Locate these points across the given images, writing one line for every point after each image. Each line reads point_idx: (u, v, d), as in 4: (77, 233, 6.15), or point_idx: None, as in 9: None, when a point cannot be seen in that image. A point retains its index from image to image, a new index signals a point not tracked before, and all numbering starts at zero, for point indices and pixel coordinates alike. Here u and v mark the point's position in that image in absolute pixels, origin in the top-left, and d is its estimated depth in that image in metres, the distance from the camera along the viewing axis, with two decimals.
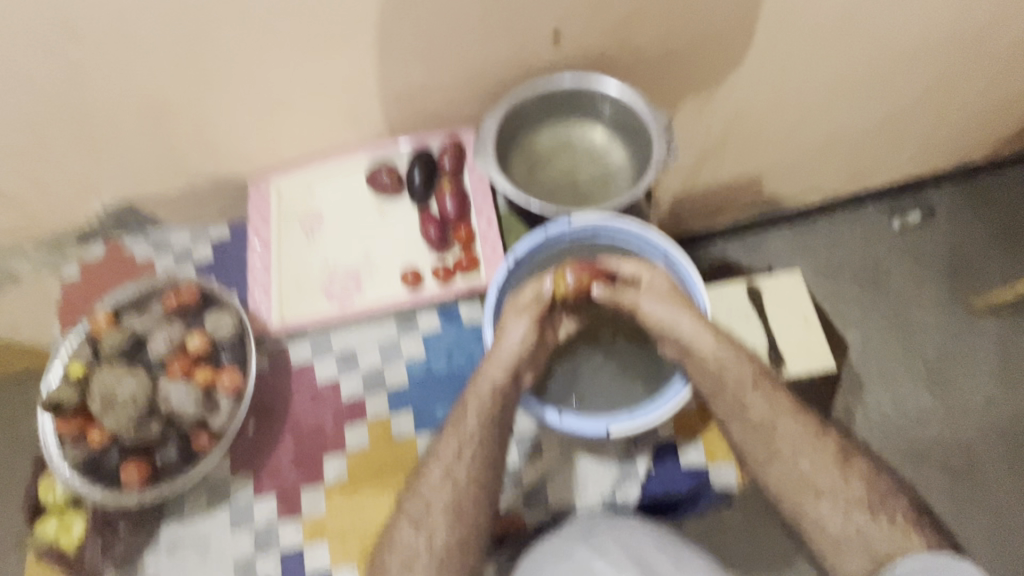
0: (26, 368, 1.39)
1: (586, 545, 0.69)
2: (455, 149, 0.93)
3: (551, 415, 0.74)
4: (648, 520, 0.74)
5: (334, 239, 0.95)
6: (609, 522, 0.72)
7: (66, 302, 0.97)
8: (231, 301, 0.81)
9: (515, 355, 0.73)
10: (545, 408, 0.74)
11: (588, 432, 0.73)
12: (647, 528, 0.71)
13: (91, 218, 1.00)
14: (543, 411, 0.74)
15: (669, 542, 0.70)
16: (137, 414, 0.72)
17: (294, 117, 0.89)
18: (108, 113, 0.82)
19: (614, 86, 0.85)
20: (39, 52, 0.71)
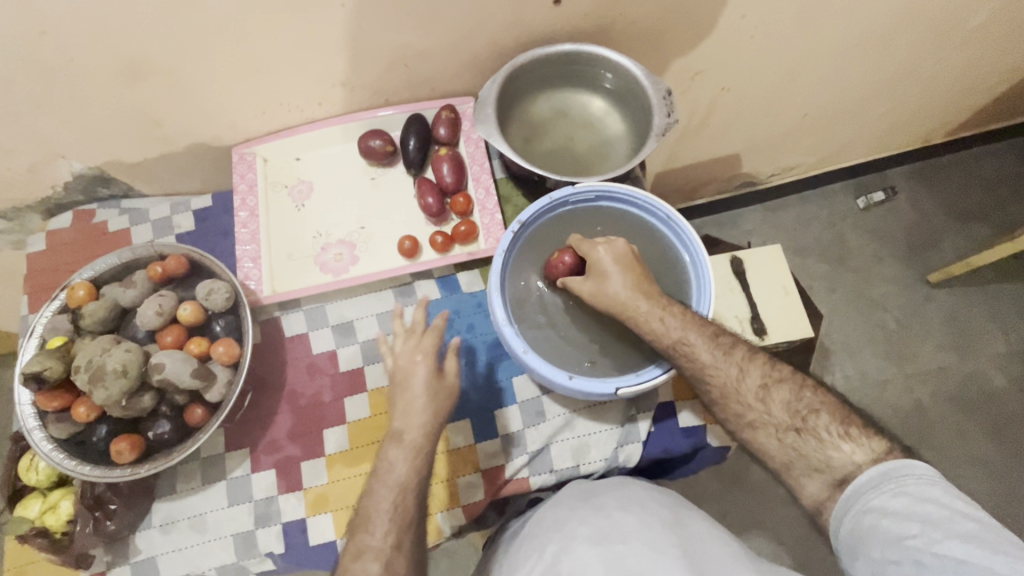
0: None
1: (584, 504, 0.71)
2: (450, 116, 0.91)
3: (560, 377, 0.70)
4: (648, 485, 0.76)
5: (326, 209, 0.93)
6: (610, 489, 0.74)
7: (39, 275, 0.94)
8: (222, 270, 0.77)
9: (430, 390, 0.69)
10: (553, 371, 0.70)
11: (597, 394, 0.70)
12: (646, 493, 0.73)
13: (59, 187, 0.94)
14: (552, 373, 0.70)
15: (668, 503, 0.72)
16: (129, 388, 0.68)
17: (282, 80, 0.85)
18: (80, 76, 0.75)
19: (614, 55, 0.83)
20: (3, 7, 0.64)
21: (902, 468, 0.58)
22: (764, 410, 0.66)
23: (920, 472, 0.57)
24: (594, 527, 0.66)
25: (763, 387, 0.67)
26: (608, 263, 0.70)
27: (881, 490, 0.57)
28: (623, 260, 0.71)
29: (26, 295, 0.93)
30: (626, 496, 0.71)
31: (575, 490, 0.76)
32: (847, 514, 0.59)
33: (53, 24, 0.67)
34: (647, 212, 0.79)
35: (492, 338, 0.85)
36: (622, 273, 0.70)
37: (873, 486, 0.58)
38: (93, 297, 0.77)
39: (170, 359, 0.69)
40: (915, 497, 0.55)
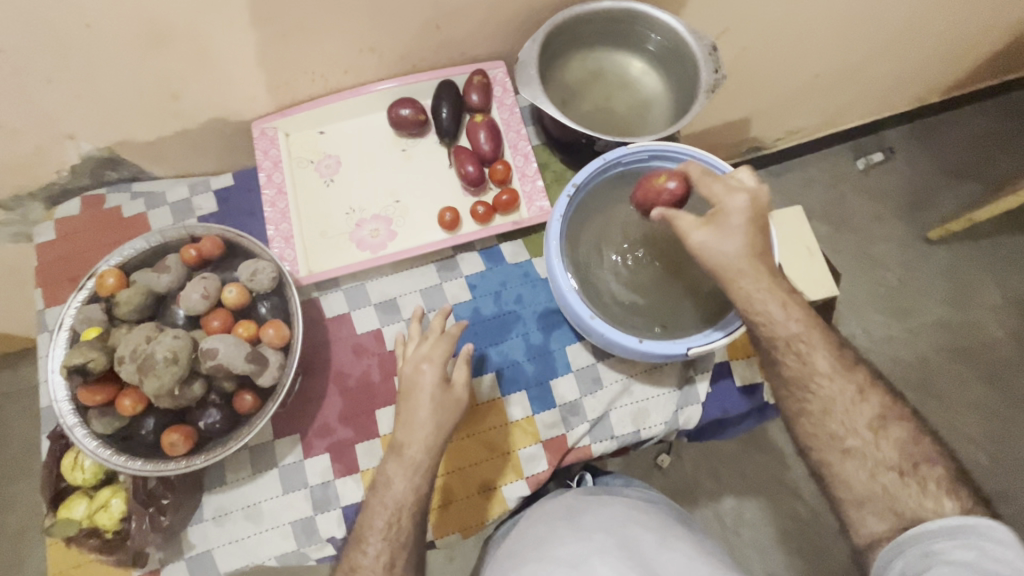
0: None
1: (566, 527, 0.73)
2: (483, 81, 0.88)
3: (630, 341, 0.69)
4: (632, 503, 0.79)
5: (357, 184, 0.89)
6: (593, 507, 0.77)
7: (49, 266, 0.88)
8: (261, 249, 0.73)
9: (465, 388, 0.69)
10: (621, 336, 0.70)
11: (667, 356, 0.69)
12: (627, 515, 0.75)
13: (65, 171, 0.88)
14: (620, 338, 0.69)
15: (652, 523, 0.74)
16: (181, 376, 0.64)
17: (308, 47, 0.80)
18: (96, 46, 0.69)
19: (656, 10, 0.81)
20: None
21: (975, 528, 0.53)
22: (873, 441, 0.62)
23: (1000, 536, 0.52)
24: (575, 548, 0.68)
25: (862, 397, 0.64)
26: (740, 217, 0.63)
27: (950, 541, 0.53)
28: (753, 219, 0.63)
29: (39, 288, 0.87)
30: (608, 518, 0.74)
31: (557, 511, 0.77)
32: (900, 554, 0.56)
33: None
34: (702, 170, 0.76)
35: (542, 308, 0.83)
36: (742, 234, 0.63)
37: (943, 535, 0.54)
38: (125, 284, 0.73)
39: (223, 343, 0.66)
40: (987, 556, 0.51)
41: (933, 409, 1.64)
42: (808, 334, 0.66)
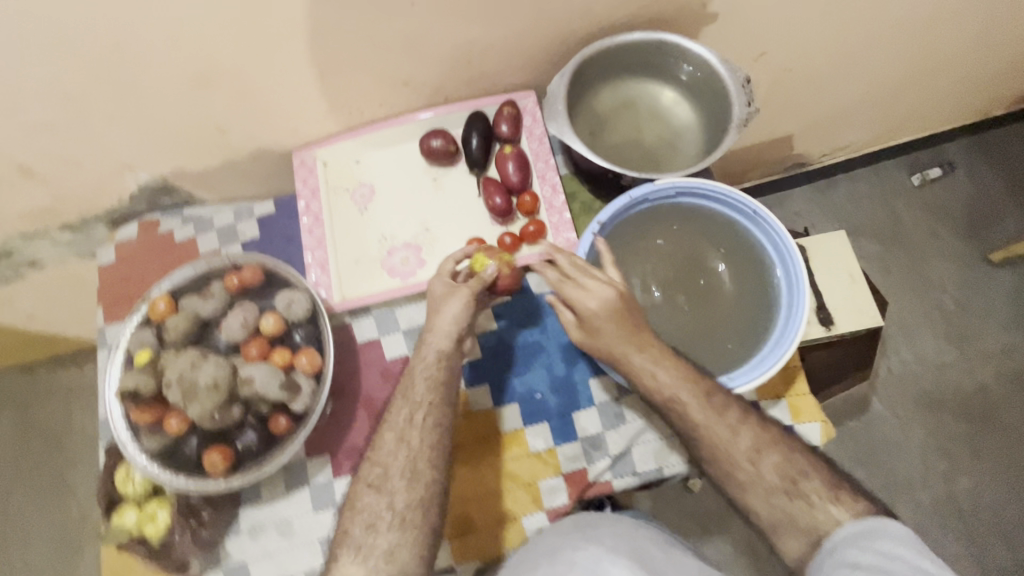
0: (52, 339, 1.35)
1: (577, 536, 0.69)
2: (513, 113, 0.89)
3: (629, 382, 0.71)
4: (655, 526, 0.75)
5: (389, 212, 0.93)
6: (607, 520, 0.72)
7: (108, 285, 0.95)
8: (298, 280, 0.77)
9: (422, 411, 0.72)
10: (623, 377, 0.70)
11: None
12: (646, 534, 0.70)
13: (125, 197, 0.95)
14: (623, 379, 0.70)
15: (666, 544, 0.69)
16: (221, 402, 0.69)
17: (345, 83, 0.83)
18: (154, 90, 0.74)
19: (687, 42, 0.79)
20: (87, 25, 0.63)
21: (875, 527, 0.56)
22: None
23: (898, 533, 0.54)
24: (589, 551, 0.65)
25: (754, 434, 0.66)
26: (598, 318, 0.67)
27: (855, 548, 0.55)
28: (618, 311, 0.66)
29: (100, 306, 0.94)
30: (621, 529, 0.70)
31: (569, 520, 0.74)
32: (820, 568, 0.57)
33: (130, 39, 0.66)
34: (730, 208, 0.74)
35: (566, 340, 0.84)
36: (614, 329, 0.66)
37: (850, 543, 0.56)
38: (173, 309, 0.78)
39: (260, 372, 0.70)
40: (885, 556, 0.53)
41: (990, 442, 1.54)
42: None
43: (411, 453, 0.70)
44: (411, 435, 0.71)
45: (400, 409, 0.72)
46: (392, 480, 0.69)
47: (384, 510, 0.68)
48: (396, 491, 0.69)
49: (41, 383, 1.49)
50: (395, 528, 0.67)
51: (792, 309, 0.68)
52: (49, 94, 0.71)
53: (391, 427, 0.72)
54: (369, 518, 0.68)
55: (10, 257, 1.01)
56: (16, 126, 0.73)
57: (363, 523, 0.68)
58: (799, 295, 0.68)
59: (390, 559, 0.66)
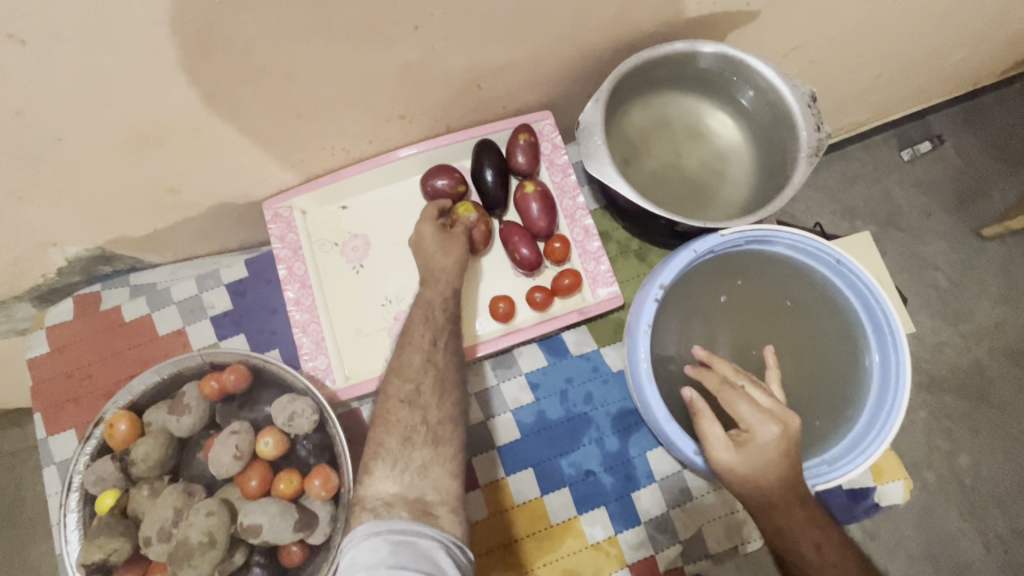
0: None
1: None
2: (531, 142, 0.75)
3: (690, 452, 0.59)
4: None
5: (389, 269, 0.78)
6: None
7: (44, 384, 0.77)
8: (296, 380, 0.62)
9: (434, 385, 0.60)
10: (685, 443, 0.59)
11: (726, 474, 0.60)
12: None
13: (50, 272, 0.76)
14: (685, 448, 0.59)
15: None
16: (220, 558, 0.54)
17: (325, 123, 0.66)
18: (73, 156, 0.56)
19: (740, 55, 0.67)
20: None
21: None
22: None
23: None
24: None
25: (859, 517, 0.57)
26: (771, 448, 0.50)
27: None
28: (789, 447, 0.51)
29: (39, 411, 0.76)
30: None
31: None
32: None
33: (33, 101, 0.48)
34: (808, 257, 0.65)
35: (616, 408, 0.73)
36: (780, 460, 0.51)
37: None
38: (138, 431, 0.62)
39: (267, 517, 0.55)
40: None
41: None
42: None
43: (441, 373, 0.61)
44: (437, 357, 0.61)
45: (424, 333, 0.63)
46: (424, 395, 0.58)
47: (419, 423, 0.57)
48: (430, 405, 0.58)
49: None
50: (430, 444, 0.56)
51: (893, 374, 0.60)
52: None
53: (417, 348, 0.61)
54: (404, 431, 0.56)
55: None
56: None
57: (398, 434, 0.56)
58: (900, 359, 0.59)
59: (427, 474, 0.55)
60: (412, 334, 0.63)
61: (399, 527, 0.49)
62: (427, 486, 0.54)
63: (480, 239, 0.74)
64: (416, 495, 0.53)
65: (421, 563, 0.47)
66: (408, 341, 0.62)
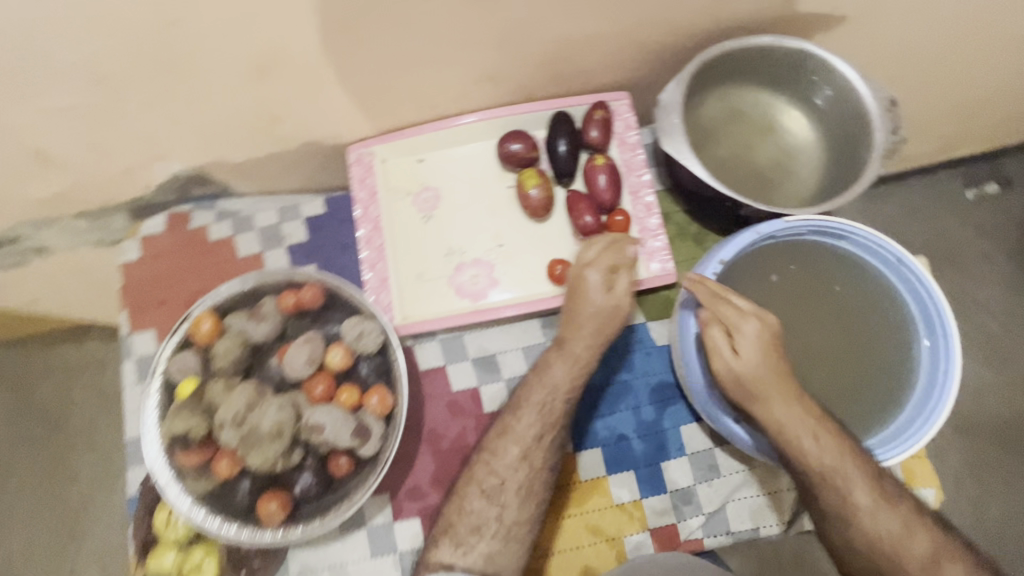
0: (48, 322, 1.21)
1: None
2: (606, 118, 0.79)
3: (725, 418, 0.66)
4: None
5: (456, 221, 0.82)
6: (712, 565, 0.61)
7: (132, 286, 0.84)
8: (366, 304, 0.68)
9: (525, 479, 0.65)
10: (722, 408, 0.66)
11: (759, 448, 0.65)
12: None
13: (152, 186, 0.83)
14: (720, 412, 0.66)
15: None
16: (285, 447, 0.61)
17: (422, 74, 0.71)
18: (202, 73, 0.62)
19: (828, 56, 0.69)
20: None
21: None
22: None
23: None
24: None
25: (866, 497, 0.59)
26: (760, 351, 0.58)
27: None
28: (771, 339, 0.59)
29: (125, 310, 0.84)
30: None
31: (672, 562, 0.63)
32: None
33: (186, 14, 0.54)
34: (869, 254, 0.67)
35: (655, 380, 0.76)
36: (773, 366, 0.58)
37: None
38: (220, 331, 0.68)
39: (330, 419, 0.61)
40: None
41: None
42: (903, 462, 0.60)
43: (530, 474, 0.66)
44: (536, 457, 0.66)
45: (530, 425, 0.67)
46: (508, 493, 0.65)
47: (493, 517, 0.64)
48: (507, 506, 0.65)
49: (34, 366, 1.35)
50: (498, 537, 0.64)
51: (939, 375, 0.61)
52: (80, 72, 0.58)
53: (517, 442, 0.66)
54: (475, 522, 0.64)
55: (16, 243, 0.88)
56: (41, 108, 0.62)
57: (470, 522, 0.64)
58: (948, 362, 0.61)
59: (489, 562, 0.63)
60: (519, 418, 0.67)
61: None
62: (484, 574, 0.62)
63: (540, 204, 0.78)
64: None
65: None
66: (514, 426, 0.67)
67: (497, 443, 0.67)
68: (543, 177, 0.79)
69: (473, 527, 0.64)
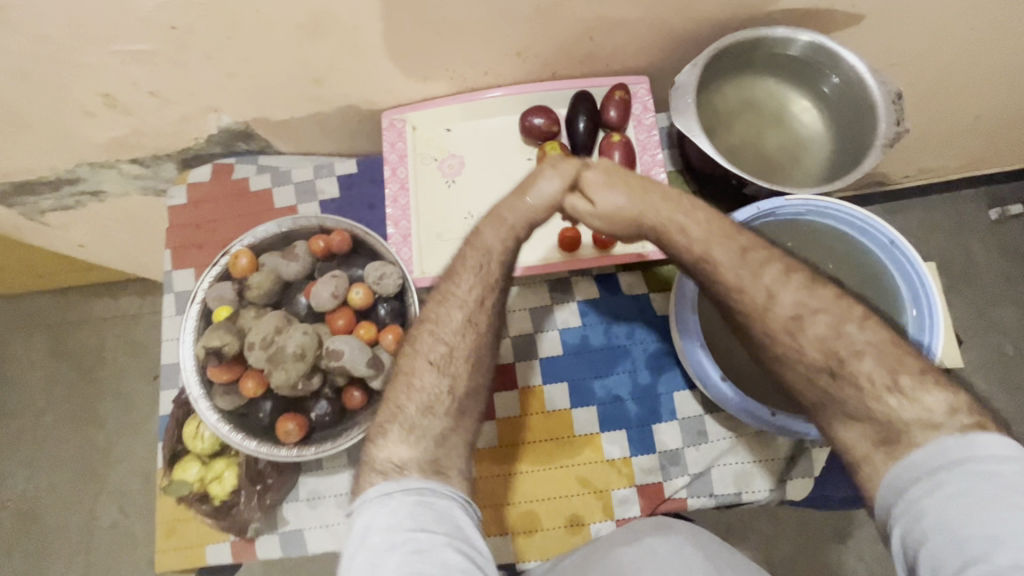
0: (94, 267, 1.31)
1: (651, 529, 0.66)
2: (624, 98, 0.83)
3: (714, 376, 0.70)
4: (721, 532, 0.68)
5: (476, 188, 0.88)
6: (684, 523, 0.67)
7: (176, 228, 0.92)
8: (388, 251, 0.74)
9: (461, 335, 0.60)
10: (710, 366, 0.70)
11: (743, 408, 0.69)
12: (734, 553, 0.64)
13: (201, 138, 0.90)
14: (706, 371, 0.70)
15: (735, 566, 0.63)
16: (306, 369, 0.67)
17: (456, 46, 0.77)
18: (258, 29, 0.69)
19: (840, 49, 0.73)
20: None
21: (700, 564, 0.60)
22: None
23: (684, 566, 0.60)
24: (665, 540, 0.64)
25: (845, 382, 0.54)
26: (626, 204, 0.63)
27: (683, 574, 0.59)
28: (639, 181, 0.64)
29: (168, 249, 0.91)
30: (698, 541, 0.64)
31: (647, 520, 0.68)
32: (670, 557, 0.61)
33: None
34: (865, 237, 0.71)
35: (653, 348, 0.80)
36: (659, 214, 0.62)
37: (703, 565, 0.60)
38: (255, 266, 0.74)
39: (348, 347, 0.67)
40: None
41: None
42: (888, 355, 0.53)
43: (478, 340, 0.61)
44: (479, 318, 0.61)
45: (470, 287, 0.62)
46: (457, 361, 0.59)
47: (444, 391, 0.58)
48: (459, 376, 0.59)
49: (76, 310, 1.45)
50: (451, 413, 0.57)
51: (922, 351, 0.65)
52: (153, 19, 0.66)
53: (458, 306, 0.61)
54: (425, 399, 0.57)
55: (74, 184, 0.96)
56: (116, 51, 0.69)
57: (419, 402, 0.57)
58: (932, 339, 0.64)
59: (443, 442, 0.56)
60: (455, 284, 0.62)
61: (413, 487, 0.52)
62: (442, 453, 0.56)
63: None
64: (430, 455, 0.55)
65: (399, 537, 0.49)
66: (452, 294, 0.62)
67: (435, 310, 0.62)
68: (564, 148, 0.85)
69: (426, 408, 0.57)
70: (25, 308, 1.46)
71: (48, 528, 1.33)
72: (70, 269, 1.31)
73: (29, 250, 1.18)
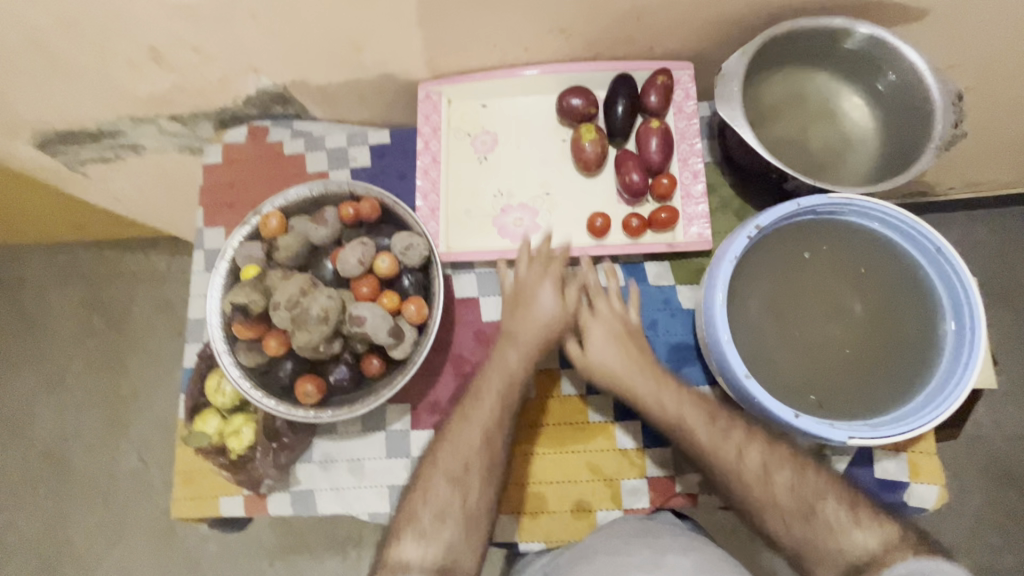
0: (128, 222, 1.34)
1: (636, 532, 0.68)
2: (666, 83, 0.81)
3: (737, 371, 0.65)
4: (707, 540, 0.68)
5: (506, 165, 0.87)
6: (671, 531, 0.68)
7: (210, 186, 0.93)
8: (416, 222, 0.73)
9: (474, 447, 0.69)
10: (734, 361, 0.65)
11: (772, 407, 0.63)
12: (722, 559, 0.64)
13: (238, 99, 0.91)
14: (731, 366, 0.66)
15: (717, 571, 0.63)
16: (328, 332, 0.67)
17: (497, 20, 0.76)
18: None
19: (900, 43, 0.70)
20: None
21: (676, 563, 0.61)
22: None
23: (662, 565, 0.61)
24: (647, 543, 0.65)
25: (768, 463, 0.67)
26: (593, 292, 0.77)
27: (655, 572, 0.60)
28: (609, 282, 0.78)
29: (202, 207, 0.92)
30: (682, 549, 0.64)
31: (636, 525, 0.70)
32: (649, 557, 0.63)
33: None
34: (910, 242, 0.69)
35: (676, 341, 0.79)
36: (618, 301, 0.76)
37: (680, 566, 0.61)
38: (284, 228, 0.75)
39: (371, 313, 0.68)
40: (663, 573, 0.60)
41: None
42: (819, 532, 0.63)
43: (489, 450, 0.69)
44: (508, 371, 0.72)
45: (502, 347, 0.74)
46: (469, 478, 0.68)
47: (457, 502, 0.67)
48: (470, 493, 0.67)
49: (108, 263, 1.49)
50: (461, 526, 0.66)
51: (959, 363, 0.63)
52: None
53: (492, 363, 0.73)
54: (439, 508, 0.66)
55: (114, 137, 0.98)
56: (162, 5, 0.70)
57: (435, 511, 0.66)
58: (971, 352, 0.63)
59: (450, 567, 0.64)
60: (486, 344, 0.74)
61: None
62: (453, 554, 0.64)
63: (595, 159, 0.82)
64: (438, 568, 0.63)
65: None
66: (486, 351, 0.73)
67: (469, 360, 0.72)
68: (600, 133, 0.82)
69: (439, 515, 0.66)
70: (60, 258, 1.50)
71: (72, 467, 1.39)
72: (105, 222, 1.34)
73: (68, 201, 1.21)
